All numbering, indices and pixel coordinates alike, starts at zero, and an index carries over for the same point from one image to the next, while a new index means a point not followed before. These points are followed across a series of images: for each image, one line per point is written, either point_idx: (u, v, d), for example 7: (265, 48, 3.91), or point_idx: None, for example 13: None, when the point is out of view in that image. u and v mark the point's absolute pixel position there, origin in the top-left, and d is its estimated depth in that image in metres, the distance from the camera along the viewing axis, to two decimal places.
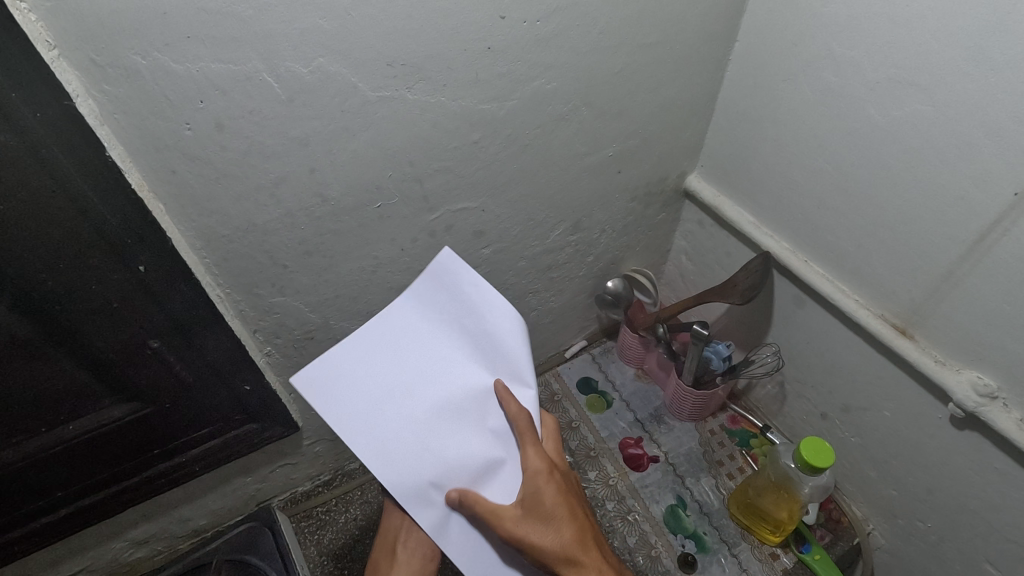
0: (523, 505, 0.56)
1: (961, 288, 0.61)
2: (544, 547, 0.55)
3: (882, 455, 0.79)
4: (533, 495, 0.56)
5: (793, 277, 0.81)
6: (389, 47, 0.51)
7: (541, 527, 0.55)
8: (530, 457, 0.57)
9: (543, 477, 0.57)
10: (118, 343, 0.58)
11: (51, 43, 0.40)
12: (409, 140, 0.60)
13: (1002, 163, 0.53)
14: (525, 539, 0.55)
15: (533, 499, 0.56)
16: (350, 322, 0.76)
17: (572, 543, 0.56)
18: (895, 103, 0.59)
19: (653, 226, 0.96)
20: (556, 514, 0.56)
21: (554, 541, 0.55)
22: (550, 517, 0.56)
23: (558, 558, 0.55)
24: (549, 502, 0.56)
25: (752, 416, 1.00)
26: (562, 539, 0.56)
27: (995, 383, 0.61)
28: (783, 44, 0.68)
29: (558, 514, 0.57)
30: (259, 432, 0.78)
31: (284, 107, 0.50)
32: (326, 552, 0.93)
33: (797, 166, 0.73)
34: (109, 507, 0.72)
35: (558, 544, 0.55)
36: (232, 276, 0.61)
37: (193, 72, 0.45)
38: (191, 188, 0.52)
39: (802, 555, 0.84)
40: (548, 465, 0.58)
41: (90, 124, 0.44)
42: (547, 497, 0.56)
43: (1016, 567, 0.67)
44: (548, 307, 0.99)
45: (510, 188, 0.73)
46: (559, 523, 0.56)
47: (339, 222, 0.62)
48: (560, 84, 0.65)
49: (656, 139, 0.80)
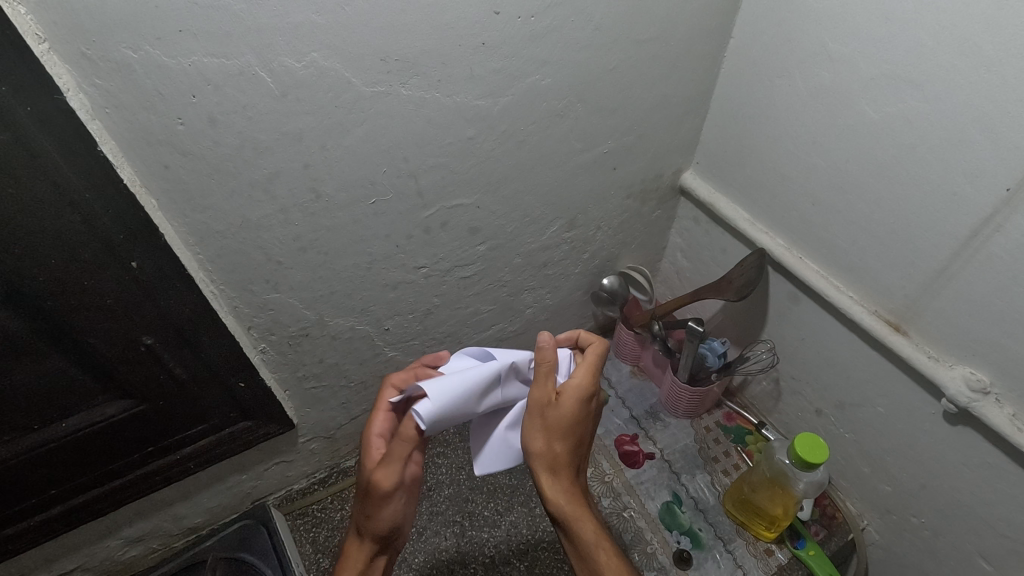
0: (559, 400, 0.58)
1: (954, 284, 0.61)
2: (547, 443, 0.58)
3: (876, 450, 0.80)
4: (568, 403, 0.58)
5: (787, 274, 0.81)
6: (383, 42, 0.51)
7: (555, 432, 0.58)
8: (579, 372, 0.60)
9: (586, 398, 0.59)
10: (111, 341, 0.58)
11: (42, 36, 0.40)
12: (403, 135, 0.60)
13: (995, 159, 0.53)
14: (543, 427, 0.58)
15: (565, 405, 0.58)
16: (345, 318, 0.75)
17: (564, 459, 0.59)
18: (889, 99, 0.59)
19: (649, 223, 0.96)
20: (576, 431, 0.59)
21: (557, 448, 0.59)
22: (569, 430, 0.59)
23: (544, 460, 0.59)
24: (576, 419, 0.59)
25: (747, 412, 1.01)
26: (560, 452, 0.59)
27: (988, 379, 0.62)
28: (778, 41, 0.68)
29: (574, 432, 0.59)
30: (253, 428, 0.78)
31: (277, 102, 0.50)
32: (321, 550, 0.92)
33: (792, 163, 0.73)
34: (101, 505, 0.71)
35: (551, 443, 0.58)
36: (226, 272, 0.61)
37: (185, 66, 0.45)
38: (184, 183, 0.52)
39: (797, 551, 0.84)
40: (590, 386, 0.59)
41: (81, 118, 0.44)
42: (572, 408, 0.58)
43: (1009, 562, 0.67)
44: (545, 304, 0.99)
45: (505, 184, 0.72)
46: (567, 440, 0.59)
47: (334, 218, 0.62)
48: (554, 80, 0.65)
49: (652, 135, 0.80)
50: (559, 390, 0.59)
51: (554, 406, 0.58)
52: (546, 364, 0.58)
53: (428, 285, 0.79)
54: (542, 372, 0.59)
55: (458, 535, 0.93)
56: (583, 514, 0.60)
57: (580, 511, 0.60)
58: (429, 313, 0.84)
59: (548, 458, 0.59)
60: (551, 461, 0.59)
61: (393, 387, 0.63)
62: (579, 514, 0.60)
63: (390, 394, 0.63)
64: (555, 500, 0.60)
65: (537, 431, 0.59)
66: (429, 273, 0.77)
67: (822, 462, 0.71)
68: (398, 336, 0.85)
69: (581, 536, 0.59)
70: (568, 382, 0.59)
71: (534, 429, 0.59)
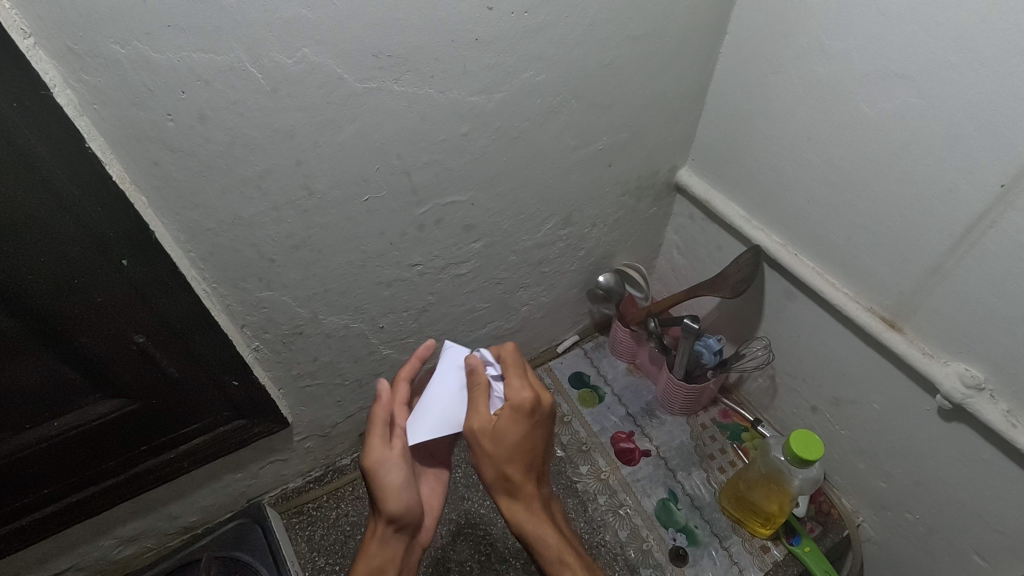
0: (499, 425, 0.58)
1: (950, 280, 0.61)
2: (497, 468, 0.59)
3: (870, 447, 0.80)
4: (509, 425, 0.58)
5: (783, 271, 0.81)
6: (374, 39, 0.51)
7: (502, 458, 0.58)
8: (512, 391, 0.59)
9: (523, 412, 0.58)
10: (102, 339, 0.57)
11: (27, 31, 0.39)
12: (397, 133, 0.59)
13: (989, 155, 0.53)
14: (489, 457, 0.58)
15: (504, 431, 0.58)
16: (339, 317, 0.75)
17: (516, 478, 0.60)
18: (885, 95, 0.59)
19: (645, 220, 0.96)
20: (523, 450, 0.59)
21: (508, 470, 0.59)
22: (514, 453, 0.59)
23: (497, 482, 0.60)
24: (520, 446, 0.59)
25: (743, 409, 1.01)
26: (512, 474, 0.59)
27: (983, 375, 0.62)
28: (773, 37, 0.68)
29: (520, 451, 0.59)
30: (248, 427, 0.78)
31: (268, 98, 0.50)
32: (317, 548, 0.92)
33: (788, 158, 0.73)
34: (94, 505, 0.71)
35: (501, 467, 0.59)
36: (219, 270, 0.60)
37: (174, 62, 0.44)
38: (175, 181, 0.51)
39: (793, 547, 0.84)
40: (530, 407, 0.58)
41: (68, 114, 0.43)
42: (518, 431, 0.58)
43: (1002, 557, 0.67)
44: (541, 302, 0.99)
45: (500, 180, 0.72)
46: (517, 460, 0.59)
47: (327, 216, 0.62)
48: (548, 76, 0.64)
49: (648, 131, 0.80)
50: (494, 416, 0.58)
51: (495, 434, 0.58)
52: (480, 387, 0.59)
53: (423, 283, 0.79)
54: (474, 402, 0.59)
55: (455, 533, 0.93)
56: (537, 522, 0.62)
57: (537, 518, 0.62)
58: (425, 311, 0.84)
59: (501, 480, 0.60)
60: (504, 481, 0.60)
61: (405, 383, 0.65)
62: (535, 522, 0.62)
63: (405, 387, 0.64)
64: (513, 513, 0.62)
65: (486, 462, 0.59)
66: (423, 271, 0.77)
67: (817, 459, 0.71)
68: (392, 334, 0.84)
69: (540, 541, 0.61)
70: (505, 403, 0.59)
71: (481, 460, 0.59)
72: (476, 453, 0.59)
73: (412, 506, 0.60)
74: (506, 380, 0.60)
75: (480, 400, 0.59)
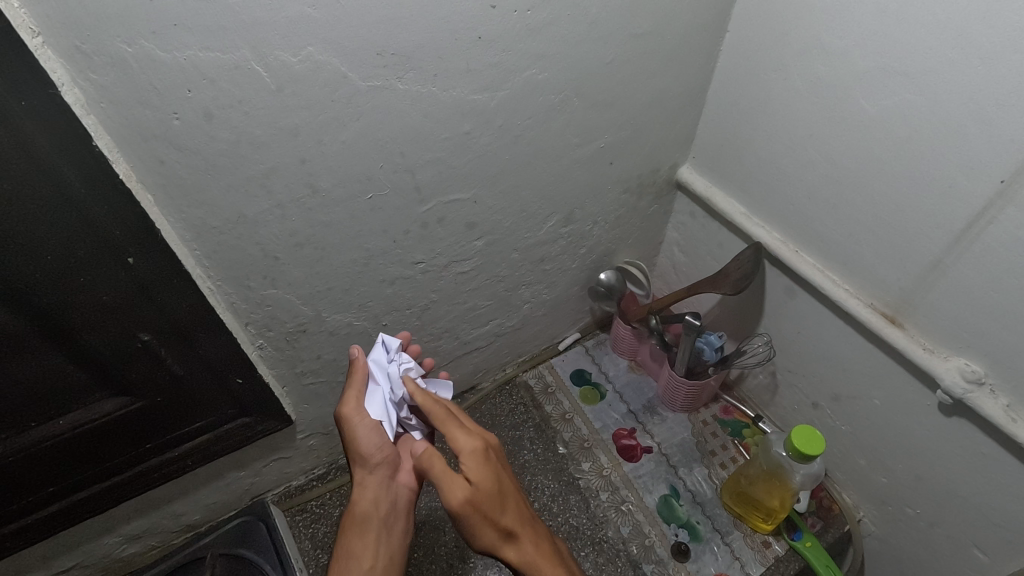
0: (474, 482, 0.56)
1: (950, 275, 0.62)
2: (493, 522, 0.57)
3: (871, 442, 0.80)
4: (480, 472, 0.56)
5: (784, 268, 0.81)
6: (379, 37, 0.51)
7: (492, 511, 0.56)
8: (461, 441, 0.57)
9: (480, 455, 0.57)
10: (108, 338, 0.58)
11: (35, 30, 0.40)
12: (401, 131, 0.60)
13: (988, 151, 0.53)
14: (481, 517, 0.56)
15: (482, 483, 0.56)
16: (343, 314, 0.76)
17: (513, 524, 0.58)
18: (886, 92, 0.59)
19: (646, 218, 0.96)
20: (501, 492, 0.58)
21: (503, 520, 0.57)
22: (499, 498, 0.57)
23: (498, 539, 0.57)
24: (501, 489, 0.57)
25: (743, 406, 1.01)
26: (509, 522, 0.58)
27: (982, 370, 0.62)
28: (774, 35, 0.68)
29: (503, 493, 0.58)
30: (252, 425, 0.78)
31: (273, 97, 0.50)
32: (321, 545, 0.92)
33: (789, 155, 0.73)
34: (99, 503, 0.71)
35: (494, 518, 0.57)
36: (224, 268, 0.61)
37: (181, 61, 0.45)
38: (181, 179, 0.51)
39: (794, 543, 0.84)
40: (482, 443, 0.58)
41: (76, 113, 0.44)
42: (491, 475, 0.57)
43: (1002, 551, 0.68)
44: (542, 299, 1.00)
45: (503, 178, 0.72)
46: (504, 504, 0.58)
47: (331, 213, 0.62)
48: (551, 74, 0.65)
49: (649, 129, 0.80)
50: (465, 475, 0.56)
51: (475, 492, 0.56)
52: (434, 464, 0.56)
53: (425, 280, 0.79)
54: (439, 475, 0.56)
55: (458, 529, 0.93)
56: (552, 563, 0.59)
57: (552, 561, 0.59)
58: (427, 308, 0.84)
59: (501, 534, 0.57)
60: (504, 532, 0.57)
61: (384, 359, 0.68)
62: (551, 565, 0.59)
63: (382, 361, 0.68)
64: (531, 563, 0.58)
65: (480, 523, 0.56)
66: (426, 269, 0.77)
67: (818, 454, 0.71)
68: (396, 332, 0.85)
69: None
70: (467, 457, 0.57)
71: (478, 526, 0.56)
72: (469, 522, 0.56)
73: (383, 445, 0.63)
74: (449, 434, 0.58)
75: (441, 468, 0.56)
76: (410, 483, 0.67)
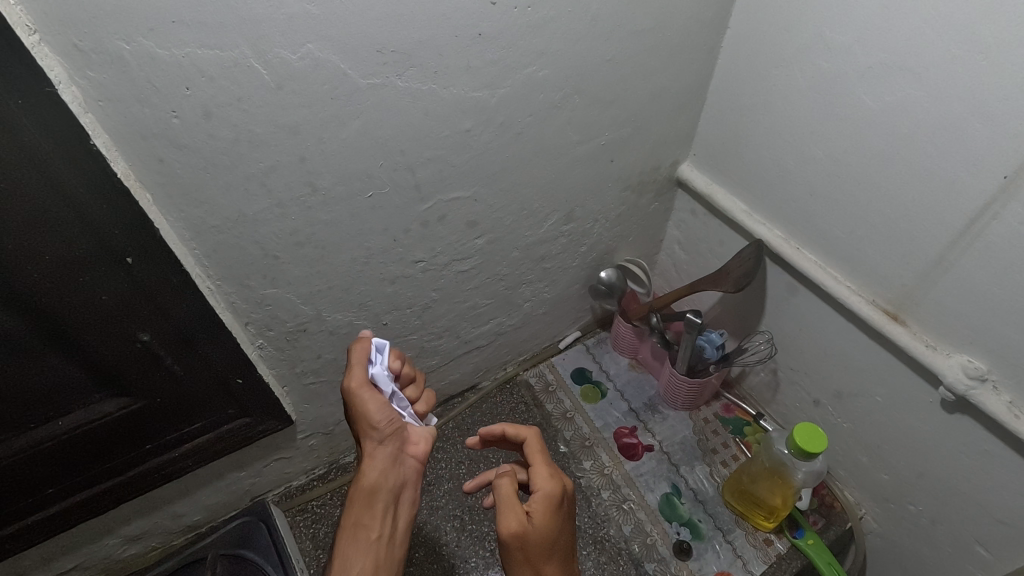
0: (535, 522, 0.53)
1: (953, 272, 0.61)
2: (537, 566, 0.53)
3: (873, 440, 0.80)
4: (542, 517, 0.54)
5: (786, 265, 0.81)
6: (379, 34, 0.51)
7: (539, 558, 0.53)
8: (541, 479, 0.56)
9: (553, 501, 0.55)
10: (108, 338, 0.57)
11: (32, 28, 0.39)
12: (401, 128, 0.59)
13: (992, 148, 0.53)
14: (525, 559, 0.53)
15: (540, 526, 0.53)
16: (343, 314, 0.75)
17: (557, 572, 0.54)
18: (889, 88, 0.59)
19: (646, 216, 0.96)
20: (558, 543, 0.54)
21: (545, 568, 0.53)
22: (554, 548, 0.54)
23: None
24: (557, 539, 0.54)
25: (744, 404, 1.01)
26: (549, 575, 0.54)
27: (985, 366, 0.62)
28: (775, 31, 0.68)
29: (558, 541, 0.54)
30: (253, 425, 0.78)
31: (272, 95, 0.50)
32: (321, 546, 0.92)
33: (790, 152, 0.73)
34: (99, 504, 0.71)
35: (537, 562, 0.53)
36: (223, 267, 0.60)
37: (179, 58, 0.44)
38: (179, 178, 0.51)
39: (796, 541, 0.84)
40: (558, 491, 0.55)
41: (73, 111, 0.43)
42: (553, 522, 0.54)
43: (1004, 548, 0.68)
44: (543, 298, 0.99)
45: (503, 176, 0.72)
46: (554, 555, 0.54)
47: (330, 212, 0.62)
48: (552, 71, 0.64)
49: (650, 126, 0.80)
50: (527, 511, 0.54)
51: (530, 534, 0.53)
52: (505, 488, 0.56)
53: (426, 279, 0.79)
54: (503, 500, 0.55)
55: (459, 528, 0.93)
56: None
57: None
58: (428, 307, 0.84)
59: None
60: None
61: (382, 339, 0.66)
62: None
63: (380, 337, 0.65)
64: None
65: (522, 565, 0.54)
66: (426, 268, 0.77)
67: (821, 451, 0.71)
68: (396, 331, 0.84)
69: None
70: (535, 497, 0.55)
71: (520, 567, 0.54)
72: (513, 557, 0.54)
73: (394, 417, 0.61)
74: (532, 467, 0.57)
75: (508, 494, 0.56)
76: (416, 454, 0.63)
